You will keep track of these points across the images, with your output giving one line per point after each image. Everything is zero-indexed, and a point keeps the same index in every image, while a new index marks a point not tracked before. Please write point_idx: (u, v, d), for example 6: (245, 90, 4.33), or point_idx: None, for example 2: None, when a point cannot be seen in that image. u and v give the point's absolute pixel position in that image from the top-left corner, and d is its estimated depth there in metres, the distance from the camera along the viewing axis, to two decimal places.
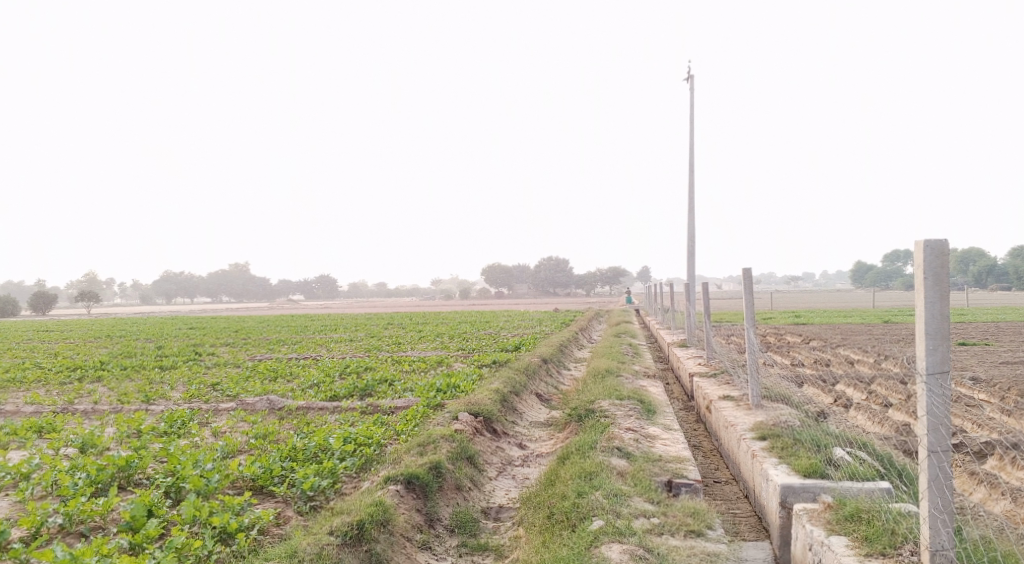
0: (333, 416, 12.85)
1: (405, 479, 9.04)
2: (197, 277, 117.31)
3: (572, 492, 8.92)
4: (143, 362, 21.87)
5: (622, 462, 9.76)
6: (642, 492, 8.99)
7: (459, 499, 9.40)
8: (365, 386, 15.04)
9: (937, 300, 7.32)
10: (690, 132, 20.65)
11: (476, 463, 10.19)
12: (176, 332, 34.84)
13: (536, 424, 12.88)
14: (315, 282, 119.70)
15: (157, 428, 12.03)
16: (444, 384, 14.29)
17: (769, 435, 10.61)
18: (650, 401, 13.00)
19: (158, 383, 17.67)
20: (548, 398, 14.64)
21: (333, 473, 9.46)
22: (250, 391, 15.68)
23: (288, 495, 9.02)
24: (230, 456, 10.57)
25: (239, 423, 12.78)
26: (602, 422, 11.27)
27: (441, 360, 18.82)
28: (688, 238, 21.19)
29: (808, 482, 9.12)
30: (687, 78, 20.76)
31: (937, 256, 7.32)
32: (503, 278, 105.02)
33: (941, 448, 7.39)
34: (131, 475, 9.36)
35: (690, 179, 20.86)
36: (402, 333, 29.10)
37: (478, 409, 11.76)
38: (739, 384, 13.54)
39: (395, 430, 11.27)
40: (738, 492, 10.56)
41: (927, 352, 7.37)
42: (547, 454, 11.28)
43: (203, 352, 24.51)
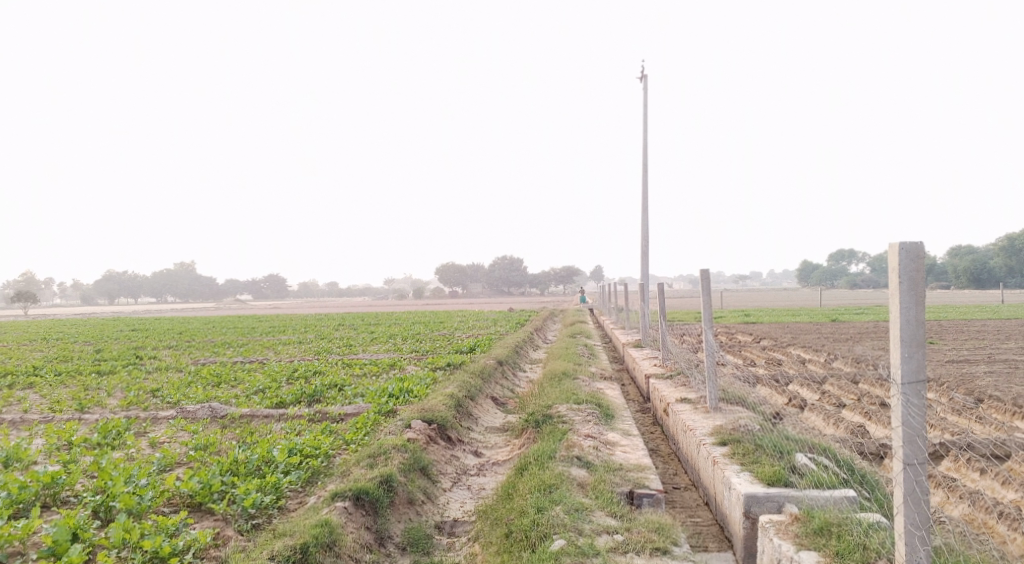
0: (279, 425, 12.31)
1: (354, 494, 8.57)
2: (142, 277, 115.04)
3: (532, 507, 8.52)
4: (81, 367, 20.97)
5: (582, 473, 9.40)
6: (604, 506, 8.64)
7: (411, 514, 8.95)
8: (313, 392, 14.47)
9: (912, 305, 7.10)
10: (644, 130, 20.39)
11: (430, 474, 9.76)
12: (118, 334, 33.73)
13: (491, 430, 12.45)
14: (263, 282, 118.26)
15: (90, 439, 11.39)
16: (397, 389, 13.79)
17: (729, 440, 10.31)
18: (608, 405, 12.64)
19: (95, 389, 16.88)
20: (504, 402, 14.22)
21: (276, 489, 8.94)
22: (192, 398, 15.03)
23: (227, 513, 8.47)
24: (168, 469, 10.01)
25: (179, 433, 12.19)
26: (561, 429, 10.90)
27: (394, 363, 18.31)
28: (642, 239, 20.96)
29: (772, 491, 8.86)
30: (641, 77, 20.51)
31: (913, 260, 7.09)
32: (456, 278, 104.43)
33: (917, 461, 7.17)
34: (57, 493, 8.78)
35: (644, 178, 20.62)
36: (353, 335, 28.40)
37: (432, 415, 11.29)
38: (696, 387, 13.23)
39: (343, 439, 10.78)
40: (698, 499, 10.27)
41: (902, 361, 7.15)
42: (504, 462, 10.87)
43: (144, 356, 23.64)
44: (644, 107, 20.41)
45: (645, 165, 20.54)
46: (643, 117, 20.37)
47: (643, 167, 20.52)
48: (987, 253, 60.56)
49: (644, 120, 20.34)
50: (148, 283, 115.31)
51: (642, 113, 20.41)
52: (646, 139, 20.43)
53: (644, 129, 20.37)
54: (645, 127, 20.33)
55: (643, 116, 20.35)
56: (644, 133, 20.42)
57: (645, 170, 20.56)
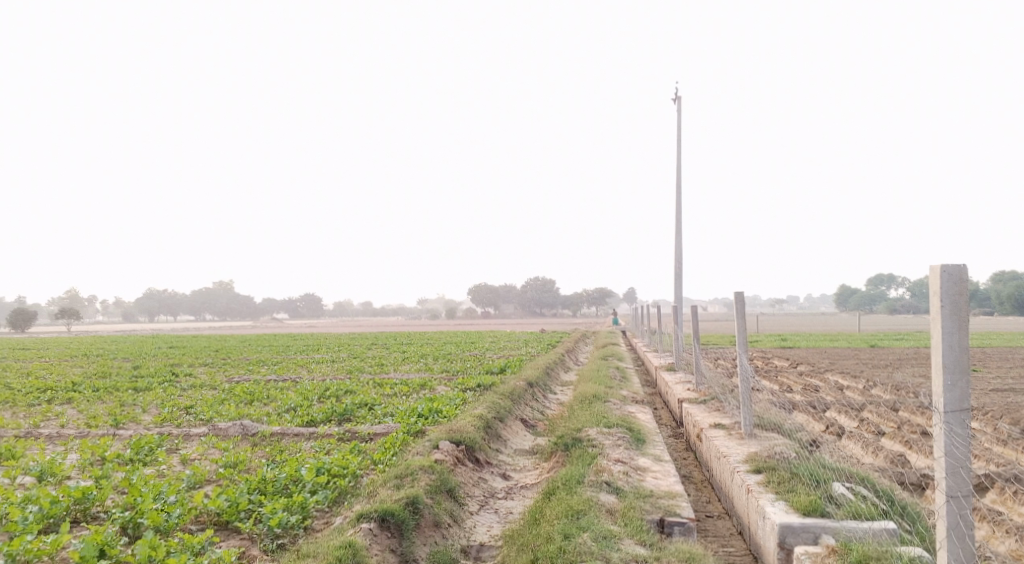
0: (308, 444, 12.27)
1: (379, 516, 8.48)
2: (180, 295, 116.54)
3: (559, 533, 8.39)
4: (117, 383, 21.17)
5: (611, 499, 9.24)
6: (633, 534, 8.46)
7: (437, 538, 8.83)
8: (343, 411, 14.44)
9: (955, 330, 6.89)
10: (678, 152, 20.26)
11: (457, 496, 9.64)
12: (155, 351, 34.06)
13: (520, 453, 12.32)
14: (299, 301, 119.30)
15: (122, 455, 11.42)
16: (426, 409, 13.71)
17: (764, 467, 10.08)
18: (639, 429, 12.45)
19: (130, 405, 17.00)
20: (533, 425, 14.06)
21: (303, 508, 8.88)
22: (223, 415, 15.06)
23: (253, 532, 8.43)
24: (197, 486, 10.00)
25: (209, 450, 12.19)
26: (590, 453, 10.74)
27: (425, 383, 18.25)
28: (676, 261, 20.77)
29: (808, 522, 8.63)
30: (675, 98, 20.41)
31: (955, 283, 6.88)
32: (490, 299, 104.46)
33: (961, 493, 6.95)
34: (87, 508, 8.79)
35: (678, 200, 20.47)
36: (385, 354, 28.42)
37: (460, 436, 11.19)
38: (731, 412, 12.99)
39: (371, 459, 10.70)
40: (731, 528, 10.04)
41: (945, 389, 6.93)
42: (532, 486, 10.72)
43: (180, 373, 23.80)
44: (678, 129, 20.29)
45: (678, 187, 20.39)
46: (677, 138, 20.24)
47: (677, 189, 20.37)
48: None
49: (678, 142, 20.21)
50: (187, 301, 116.73)
51: (676, 134, 20.29)
52: (679, 161, 20.29)
53: (678, 151, 20.24)
54: (678, 149, 20.19)
55: (677, 137, 20.23)
56: (678, 155, 20.28)
57: (679, 192, 20.40)
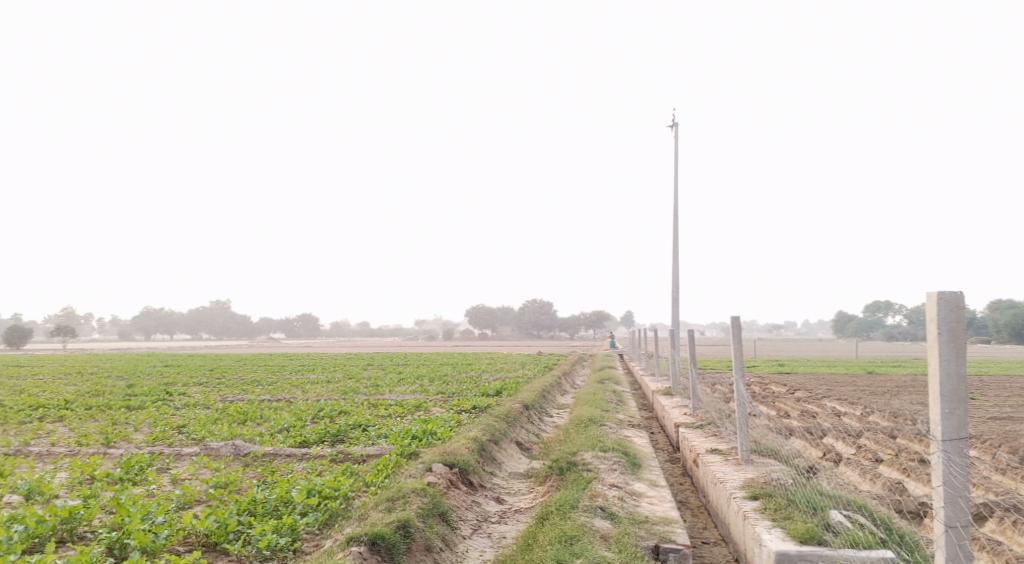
0: (301, 465, 12.14)
1: (369, 539, 8.35)
2: (177, 314, 116.34)
3: (551, 560, 8.27)
4: (110, 401, 21.00)
5: (605, 524, 9.11)
6: (627, 560, 8.34)
7: (428, 562, 8.70)
8: (337, 432, 14.31)
9: (952, 358, 6.81)
10: (677, 176, 20.24)
11: (449, 520, 9.52)
12: (150, 370, 33.86)
13: (515, 476, 12.20)
14: (296, 321, 119.17)
15: (112, 474, 11.29)
16: (420, 431, 13.59)
17: (760, 494, 9.96)
18: (635, 453, 12.33)
19: (122, 424, 16.86)
20: (528, 448, 13.94)
21: (293, 530, 8.74)
22: (216, 435, 14.92)
23: (242, 554, 8.30)
24: (187, 506, 9.87)
25: (201, 470, 12.06)
26: (585, 477, 10.63)
27: (420, 404, 18.13)
28: (674, 285, 20.70)
29: (805, 550, 8.52)
30: (674, 123, 20.43)
31: (952, 310, 6.81)
32: (487, 321, 104.33)
33: (960, 523, 6.85)
34: (74, 528, 8.65)
35: (676, 224, 20.42)
36: (381, 375, 28.29)
37: (454, 459, 11.07)
38: (727, 437, 12.88)
39: (363, 481, 10.57)
40: (727, 555, 9.91)
41: (942, 417, 6.84)
42: (526, 510, 10.60)
43: (173, 392, 23.63)
44: (676, 153, 20.27)
45: (676, 211, 20.35)
46: (675, 162, 20.23)
47: (675, 213, 20.34)
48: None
49: (676, 166, 20.19)
50: (183, 319, 116.48)
51: (675, 159, 20.28)
52: (678, 185, 20.26)
53: (676, 176, 20.21)
54: (677, 173, 20.16)
55: (675, 162, 20.23)
56: (676, 180, 20.26)
57: (677, 216, 20.36)
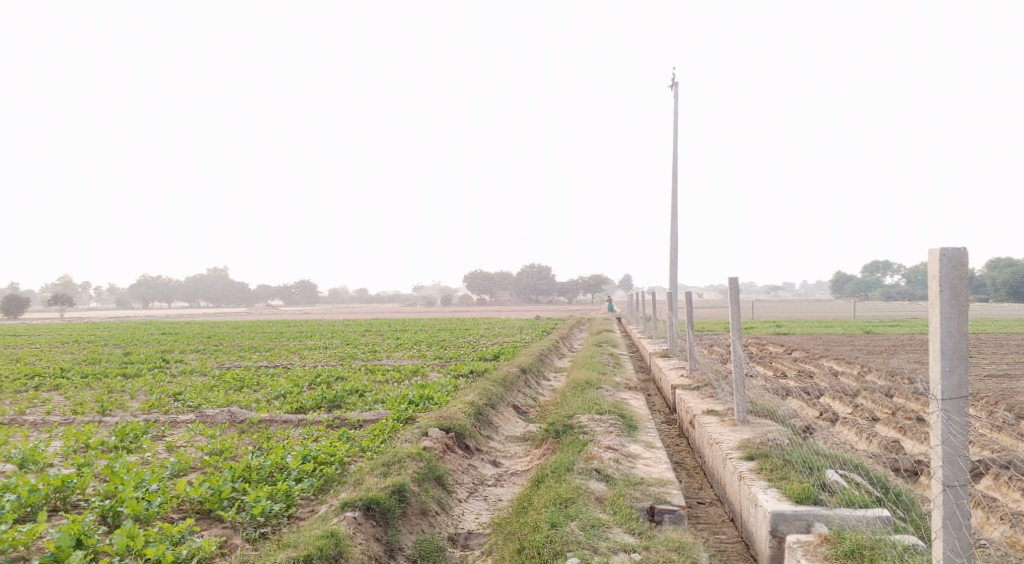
0: (297, 431, 12.12)
1: (364, 505, 8.33)
2: (175, 282, 116.16)
3: (546, 522, 8.25)
4: (107, 369, 20.96)
5: (601, 487, 9.08)
6: (622, 522, 8.32)
7: (424, 526, 8.69)
8: (333, 397, 14.28)
9: (954, 315, 6.73)
10: (675, 136, 20.06)
11: (445, 483, 9.49)
12: (148, 337, 33.80)
13: (511, 439, 12.18)
14: (295, 287, 119.24)
15: (106, 442, 11.25)
16: (417, 396, 13.55)
17: (757, 455, 9.94)
18: (632, 416, 12.30)
19: (118, 392, 16.80)
20: (525, 411, 13.91)
21: (287, 497, 8.71)
22: (213, 402, 14.87)
23: (236, 521, 8.27)
24: (181, 474, 9.84)
25: (197, 437, 12.03)
26: (581, 440, 10.60)
27: (417, 369, 18.10)
28: (672, 247, 20.59)
29: (801, 510, 8.50)
30: (672, 84, 20.20)
31: (955, 267, 6.72)
32: (486, 286, 104.29)
33: (958, 483, 6.81)
34: (67, 496, 8.62)
35: (674, 186, 20.27)
36: (379, 341, 28.23)
37: (450, 423, 11.03)
38: (724, 398, 12.85)
39: (360, 446, 10.54)
40: (723, 515, 9.91)
41: (943, 375, 6.78)
42: (522, 473, 10.59)
43: (171, 359, 23.58)
44: (675, 115, 20.05)
45: (675, 173, 20.19)
46: (674, 124, 20.03)
47: (673, 175, 20.18)
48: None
49: (675, 128, 19.99)
50: (181, 287, 116.26)
51: (673, 120, 20.07)
52: (676, 147, 20.08)
53: (674, 138, 20.03)
54: (675, 135, 19.96)
55: (674, 123, 20.03)
56: (675, 141, 20.07)
57: (675, 177, 20.20)
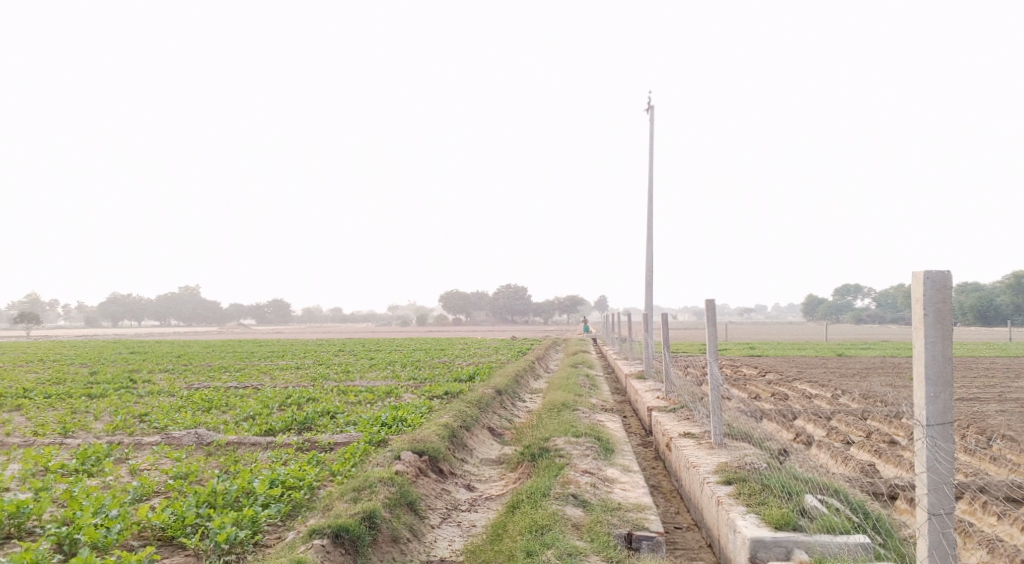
0: (265, 454, 11.80)
1: (333, 532, 8.06)
2: (145, 300, 114.69)
3: (521, 551, 8.04)
4: (71, 390, 20.46)
5: (577, 513, 8.88)
6: (599, 550, 8.12)
7: (395, 553, 8.44)
8: (304, 419, 13.98)
9: (938, 340, 6.63)
10: (651, 159, 20.00)
11: (417, 509, 9.24)
12: (114, 356, 33.16)
13: (486, 462, 11.95)
14: (268, 306, 118.32)
15: (67, 466, 10.89)
16: (390, 418, 13.29)
17: (735, 479, 9.77)
18: (608, 438, 12.12)
19: (81, 413, 16.36)
20: (500, 433, 13.69)
21: (253, 523, 8.41)
22: (179, 423, 14.53)
23: (199, 548, 7.98)
24: (144, 499, 9.51)
25: (161, 460, 11.70)
26: (557, 463, 10.39)
27: (390, 390, 17.82)
28: (646, 269, 20.51)
29: (780, 536, 8.34)
30: (648, 107, 20.17)
31: (938, 290, 6.62)
32: (461, 306, 103.83)
33: (943, 510, 6.69)
34: (22, 523, 8.28)
35: (649, 209, 20.20)
36: (352, 361, 27.87)
37: (423, 446, 10.78)
38: (700, 420, 12.68)
39: (330, 470, 10.27)
40: (701, 541, 9.73)
41: (928, 401, 6.67)
42: (497, 497, 10.35)
43: (138, 379, 23.07)
44: (650, 137, 20.00)
45: (649, 195, 20.13)
46: (649, 146, 19.98)
47: (648, 197, 20.10)
48: (993, 291, 60.06)
49: (650, 151, 19.92)
50: (152, 305, 114.80)
51: (649, 143, 20.02)
52: (651, 170, 20.02)
53: (649, 160, 19.95)
54: (650, 157, 19.90)
55: (650, 146, 19.97)
56: (650, 164, 20.00)
57: (650, 200, 20.12)
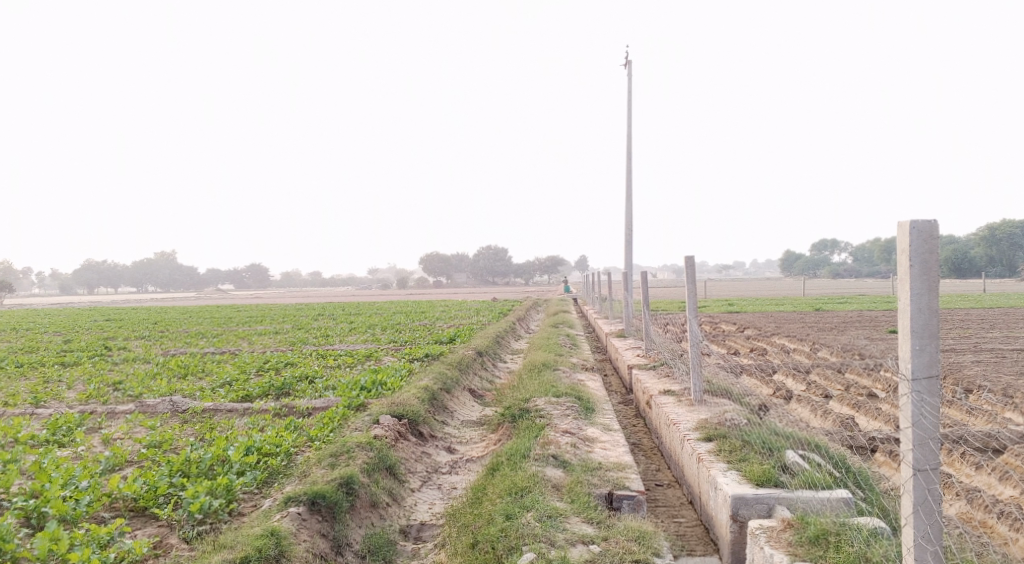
0: (242, 420, 11.63)
1: (309, 499, 7.94)
2: (119, 267, 113.55)
3: (500, 514, 7.93)
4: (44, 359, 20.12)
5: (558, 474, 8.79)
6: (580, 511, 8.04)
7: (374, 518, 8.34)
8: (281, 384, 13.81)
9: (924, 292, 6.52)
10: (629, 115, 19.74)
11: (397, 473, 9.12)
12: (89, 324, 32.66)
13: (467, 424, 11.85)
14: (246, 273, 117.60)
15: (37, 436, 10.68)
16: (369, 381, 13.14)
17: (715, 435, 9.70)
18: (589, 397, 12.02)
19: (54, 382, 16.10)
20: (480, 395, 13.57)
21: (228, 491, 8.25)
22: (155, 391, 14.31)
23: (172, 519, 7.84)
24: (117, 469, 9.34)
25: (135, 428, 11.51)
26: (538, 424, 10.30)
27: (370, 354, 17.65)
28: (626, 227, 20.34)
29: (762, 492, 8.30)
30: (626, 62, 19.85)
31: (925, 241, 6.50)
32: (440, 268, 103.43)
33: (929, 466, 6.63)
34: None
35: (628, 166, 19.98)
36: (331, 325, 27.59)
37: (402, 410, 10.64)
38: (680, 377, 12.61)
39: (308, 436, 10.11)
40: (682, 498, 9.69)
41: (913, 354, 6.59)
42: (478, 458, 10.26)
43: (113, 347, 22.74)
44: (629, 93, 19.71)
45: (628, 152, 19.90)
46: (628, 101, 19.69)
47: (627, 154, 19.88)
48: (968, 243, 60.56)
49: (628, 106, 19.64)
50: (127, 274, 113.30)
51: (628, 99, 19.73)
52: (630, 126, 19.77)
53: (628, 116, 19.68)
54: (629, 114, 19.64)
55: (629, 101, 19.69)
56: (629, 120, 19.73)
57: (629, 157, 19.91)
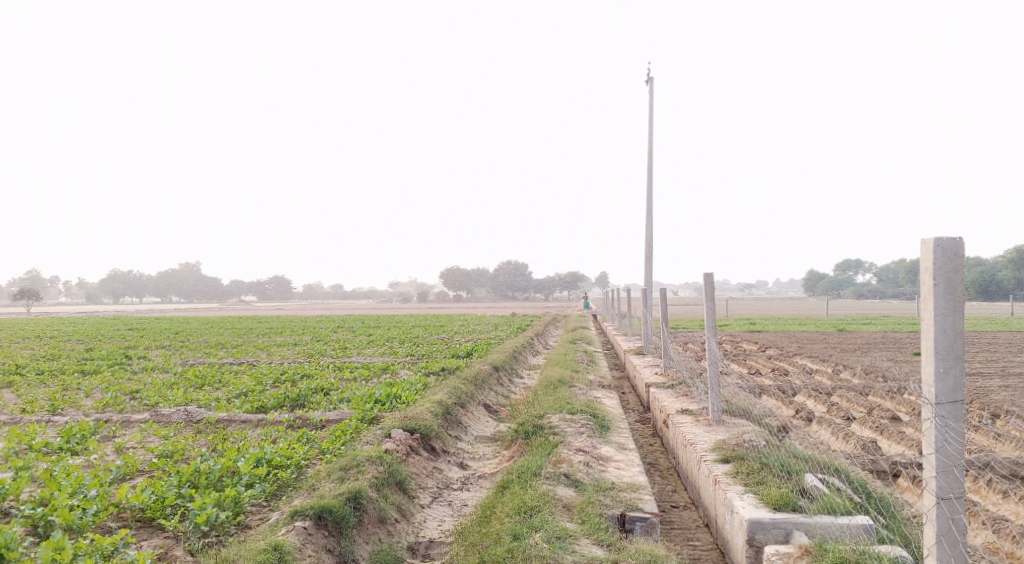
0: (255, 432, 11.55)
1: (315, 513, 7.83)
2: (144, 277, 114.56)
3: (509, 534, 7.79)
4: (64, 366, 20.22)
5: (570, 493, 8.64)
6: (590, 533, 7.88)
7: (381, 535, 8.21)
8: (296, 396, 13.75)
9: (949, 312, 6.34)
10: (651, 131, 19.62)
11: (406, 489, 8.99)
12: (111, 333, 32.89)
13: (481, 440, 11.71)
14: (269, 284, 118.33)
15: (50, 444, 10.65)
16: (384, 394, 13.04)
17: (732, 457, 9.50)
18: (604, 415, 11.85)
19: (73, 390, 16.13)
20: (495, 411, 13.41)
21: (236, 503, 8.16)
22: (170, 400, 14.29)
23: (178, 530, 7.76)
24: (127, 478, 9.28)
25: (148, 438, 11.46)
26: (551, 442, 10.14)
27: (386, 367, 17.59)
28: (646, 243, 20.18)
29: (779, 517, 8.09)
30: (648, 79, 19.74)
31: (950, 259, 6.32)
32: (462, 282, 103.50)
33: (953, 495, 6.43)
34: None
35: (649, 183, 19.84)
36: (350, 337, 27.60)
37: (415, 424, 10.52)
38: (698, 397, 12.41)
39: (319, 448, 10.02)
40: (698, 520, 9.50)
41: (937, 377, 6.39)
42: (490, 475, 10.12)
43: (132, 356, 22.79)
44: (651, 110, 19.60)
45: (650, 168, 19.76)
46: (650, 118, 19.57)
47: (648, 170, 19.75)
48: (995, 265, 59.82)
49: (649, 124, 19.51)
50: (151, 283, 114.29)
51: (649, 115, 19.61)
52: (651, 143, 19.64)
53: (649, 133, 19.56)
54: (651, 130, 19.53)
55: (651, 118, 19.57)
56: (649, 137, 19.60)
57: (650, 173, 19.77)
